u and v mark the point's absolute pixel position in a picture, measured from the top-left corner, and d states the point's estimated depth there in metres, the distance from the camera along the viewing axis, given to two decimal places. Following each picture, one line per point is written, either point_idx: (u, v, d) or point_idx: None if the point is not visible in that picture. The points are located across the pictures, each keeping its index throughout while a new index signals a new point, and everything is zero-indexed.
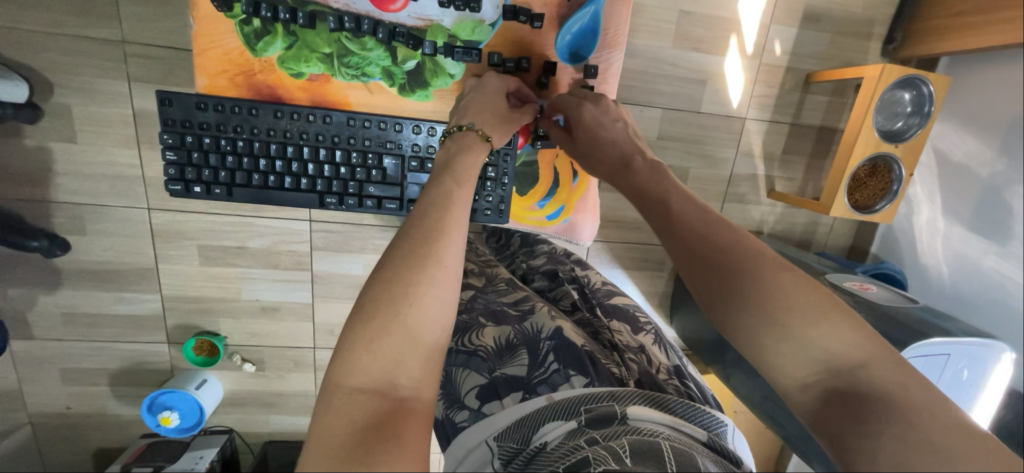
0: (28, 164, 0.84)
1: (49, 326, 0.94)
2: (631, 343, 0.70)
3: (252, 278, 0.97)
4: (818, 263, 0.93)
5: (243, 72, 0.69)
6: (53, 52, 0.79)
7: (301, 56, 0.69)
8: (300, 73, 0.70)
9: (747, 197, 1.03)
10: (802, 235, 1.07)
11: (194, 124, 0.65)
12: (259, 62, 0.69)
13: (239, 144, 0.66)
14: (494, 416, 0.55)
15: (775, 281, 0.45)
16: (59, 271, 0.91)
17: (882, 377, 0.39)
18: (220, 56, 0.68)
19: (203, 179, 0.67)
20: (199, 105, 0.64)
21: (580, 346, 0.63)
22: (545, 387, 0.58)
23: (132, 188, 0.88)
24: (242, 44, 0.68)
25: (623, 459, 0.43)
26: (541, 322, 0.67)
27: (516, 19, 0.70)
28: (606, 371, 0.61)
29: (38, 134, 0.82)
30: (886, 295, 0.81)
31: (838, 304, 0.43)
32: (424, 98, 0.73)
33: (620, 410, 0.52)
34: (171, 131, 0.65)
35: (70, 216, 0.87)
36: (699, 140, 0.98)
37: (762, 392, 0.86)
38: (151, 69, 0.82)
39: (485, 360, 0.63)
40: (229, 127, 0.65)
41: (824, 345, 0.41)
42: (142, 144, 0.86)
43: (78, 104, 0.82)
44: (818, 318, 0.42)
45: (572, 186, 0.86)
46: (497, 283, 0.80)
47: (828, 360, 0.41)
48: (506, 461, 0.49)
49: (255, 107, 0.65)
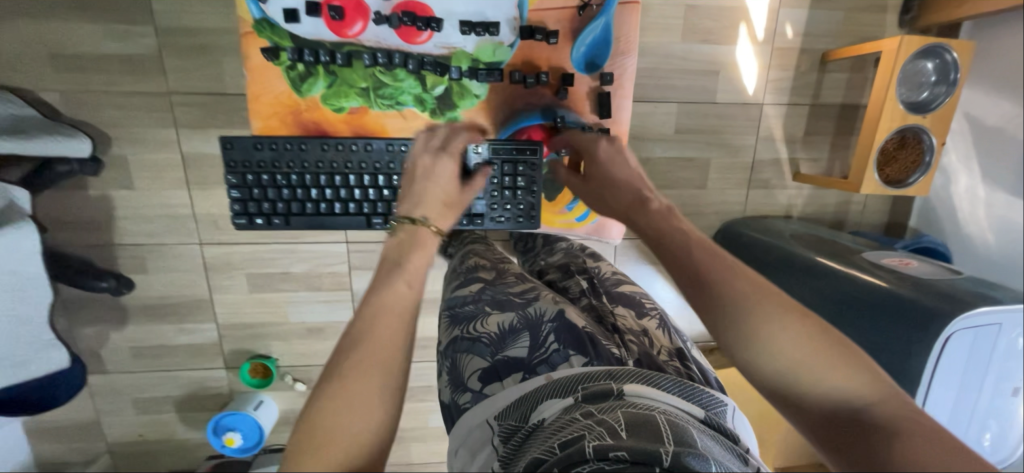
0: (93, 212, 0.92)
1: (120, 360, 1.01)
2: (634, 328, 0.70)
3: (297, 301, 1.02)
4: (852, 241, 0.91)
5: (291, 111, 0.74)
6: (108, 108, 0.87)
7: (340, 93, 0.74)
8: (341, 108, 0.75)
9: (772, 182, 1.02)
10: (835, 215, 1.05)
11: (252, 163, 0.70)
12: (305, 101, 0.74)
13: (293, 177, 0.71)
14: (495, 396, 0.57)
15: (777, 326, 0.45)
16: (125, 308, 0.99)
17: (902, 425, 0.39)
18: (271, 100, 0.73)
19: (264, 212, 0.72)
20: (255, 145, 0.69)
21: (581, 328, 0.64)
22: (545, 367, 0.59)
23: (185, 226, 0.95)
24: (289, 87, 0.73)
25: (619, 433, 0.45)
26: (544, 306, 0.68)
27: (533, 37, 0.73)
28: (606, 351, 0.61)
29: (101, 184, 0.90)
30: (929, 268, 0.79)
31: (820, 335, 0.44)
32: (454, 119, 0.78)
33: (617, 387, 0.53)
34: (233, 172, 0.70)
35: (132, 256, 0.95)
36: (718, 130, 0.98)
37: None
38: (194, 115, 0.89)
39: (488, 345, 0.63)
40: (283, 163, 0.70)
41: (843, 388, 0.42)
42: (191, 185, 0.92)
43: (133, 154, 0.89)
44: (829, 361, 0.43)
45: None
46: (507, 276, 0.77)
47: (845, 401, 0.42)
48: (505, 438, 0.52)
49: (304, 142, 0.70)
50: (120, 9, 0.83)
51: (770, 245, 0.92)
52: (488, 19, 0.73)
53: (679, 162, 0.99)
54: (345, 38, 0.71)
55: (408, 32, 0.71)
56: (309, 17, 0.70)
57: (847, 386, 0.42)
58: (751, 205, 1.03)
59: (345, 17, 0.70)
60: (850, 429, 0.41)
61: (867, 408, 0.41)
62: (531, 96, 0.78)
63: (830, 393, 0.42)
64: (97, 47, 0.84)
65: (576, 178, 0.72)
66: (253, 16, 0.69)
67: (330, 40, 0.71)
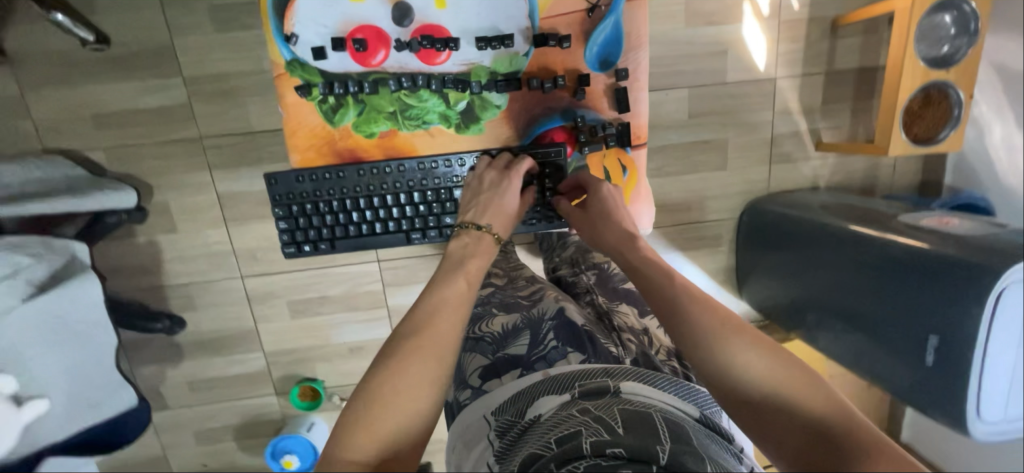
0: (143, 257, 0.98)
1: (179, 394, 1.07)
2: (636, 327, 0.74)
3: (337, 323, 1.06)
4: (885, 206, 0.89)
5: (326, 142, 0.77)
6: (148, 159, 0.92)
7: (370, 119, 0.77)
8: (372, 133, 0.78)
9: (794, 155, 1.01)
10: (864, 181, 1.03)
11: (296, 195, 0.74)
12: (338, 131, 0.77)
13: (334, 203, 0.74)
14: (493, 392, 0.58)
15: (741, 351, 0.51)
16: (180, 345, 1.04)
17: (854, 440, 0.45)
18: (307, 133, 0.77)
19: (311, 239, 0.76)
20: (297, 178, 0.73)
21: (581, 326, 0.66)
22: (542, 364, 0.60)
23: (226, 262, 1.00)
24: (322, 119, 0.76)
25: (615, 429, 0.46)
26: (547, 306, 0.71)
27: (546, 43, 0.75)
28: (603, 349, 0.65)
29: (148, 230, 0.96)
30: (971, 225, 0.76)
31: (777, 357, 0.50)
32: (479, 131, 0.80)
33: (613, 385, 0.54)
34: (279, 205, 0.74)
35: (181, 295, 1.01)
36: (732, 110, 0.97)
37: (858, 348, 0.83)
38: (225, 156, 0.93)
39: (491, 344, 0.65)
40: (324, 191, 0.74)
41: (801, 406, 0.47)
42: (229, 222, 0.97)
43: (173, 199, 0.95)
44: (786, 382, 0.49)
45: (624, 180, 0.84)
46: (517, 280, 0.80)
47: (805, 420, 0.47)
48: (500, 433, 0.52)
49: (341, 169, 0.73)
50: (150, 65, 0.88)
51: (800, 218, 0.90)
52: (502, 32, 0.75)
53: (697, 146, 0.99)
54: (370, 67, 0.74)
55: (428, 53, 0.74)
56: (335, 52, 0.73)
57: (813, 409, 0.47)
58: (775, 181, 1.02)
59: (368, 48, 0.73)
60: (819, 447, 0.45)
61: (834, 429, 0.46)
62: (550, 99, 0.80)
63: (800, 416, 0.47)
64: (133, 103, 0.90)
65: (574, 212, 0.76)
66: (284, 58, 0.73)
67: (356, 71, 0.74)
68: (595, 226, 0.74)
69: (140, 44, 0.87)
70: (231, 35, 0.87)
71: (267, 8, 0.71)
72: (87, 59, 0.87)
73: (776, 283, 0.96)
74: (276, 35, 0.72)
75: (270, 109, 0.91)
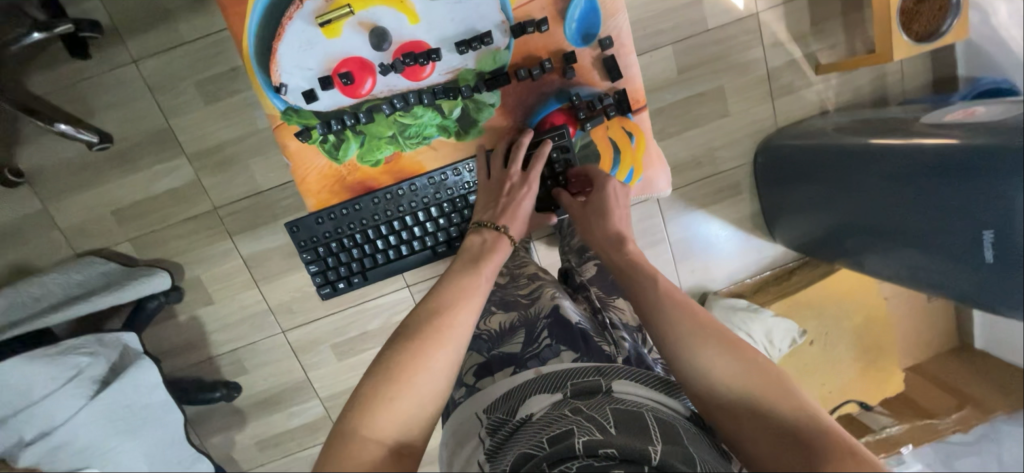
0: (188, 333, 1.01)
1: (251, 455, 1.10)
2: (630, 323, 0.75)
3: None
4: (901, 112, 0.86)
5: (337, 179, 0.78)
6: (172, 240, 0.96)
7: (373, 147, 0.78)
8: (378, 160, 0.79)
9: (794, 85, 0.98)
10: (874, 93, 0.99)
11: (319, 236, 0.75)
12: (346, 166, 0.78)
13: (357, 236, 0.76)
14: (485, 389, 0.58)
15: (715, 352, 0.50)
16: (240, 409, 1.07)
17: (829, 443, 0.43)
18: (317, 176, 0.78)
19: (343, 275, 0.77)
20: (317, 220, 0.75)
21: (575, 325, 0.65)
22: (535, 361, 0.60)
23: (266, 321, 1.02)
24: (327, 158, 0.77)
25: (608, 430, 0.46)
26: (543, 305, 0.69)
27: (524, 31, 0.74)
28: (597, 348, 0.62)
29: (187, 307, 0.99)
30: (998, 109, 0.73)
31: (750, 360, 0.49)
32: (479, 133, 0.80)
33: (605, 383, 0.53)
34: (305, 249, 0.76)
35: (232, 362, 1.04)
36: (721, 56, 0.95)
37: (908, 263, 0.80)
38: (242, 220, 0.96)
39: (487, 341, 0.65)
40: (344, 227, 0.75)
41: (775, 410, 0.46)
42: (260, 282, 0.99)
43: (203, 272, 0.98)
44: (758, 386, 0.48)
45: (632, 146, 0.82)
46: (520, 279, 0.79)
47: (781, 424, 0.45)
48: (491, 430, 0.52)
49: (356, 201, 0.75)
50: (154, 151, 0.91)
51: (817, 146, 0.88)
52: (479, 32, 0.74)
53: (694, 99, 0.97)
54: (361, 97, 0.75)
55: (413, 70, 0.74)
56: (325, 91, 0.74)
57: (789, 416, 0.46)
58: (781, 116, 1.00)
59: (355, 79, 0.74)
60: (792, 449, 0.44)
61: (809, 437, 0.44)
62: (541, 86, 0.80)
63: (773, 421, 0.45)
64: (147, 191, 0.93)
65: (575, 204, 0.76)
66: (279, 109, 0.74)
67: (349, 105, 0.75)
68: (589, 223, 0.73)
69: (141, 134, 0.90)
70: (222, 104, 0.90)
71: (252, 64, 0.72)
72: (96, 160, 0.90)
73: (807, 217, 0.94)
74: (265, 87, 0.73)
75: (273, 165, 0.93)
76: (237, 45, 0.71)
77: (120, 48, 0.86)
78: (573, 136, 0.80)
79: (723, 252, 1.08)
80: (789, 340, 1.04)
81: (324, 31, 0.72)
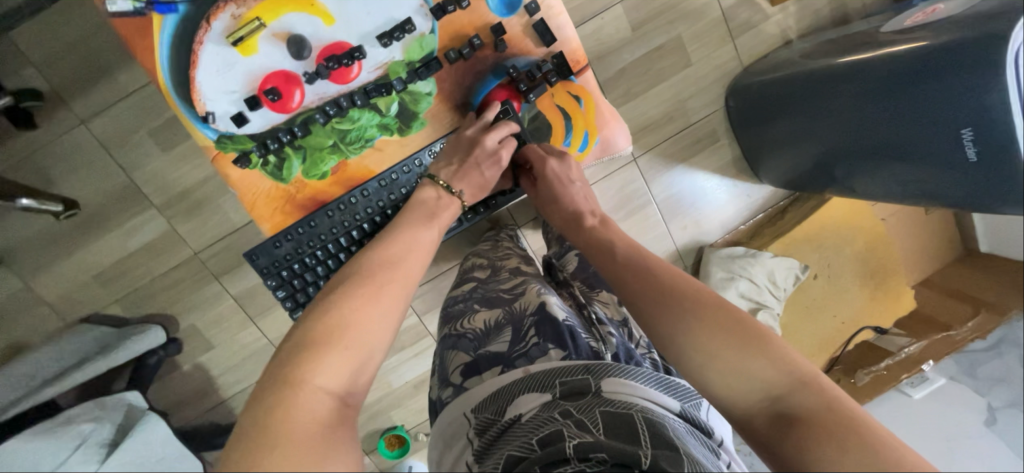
0: (195, 382, 1.01)
1: None
2: (614, 317, 0.70)
3: (392, 368, 1.07)
4: (864, 26, 0.84)
5: (286, 199, 0.76)
6: (160, 293, 0.95)
7: (316, 160, 0.76)
8: (324, 173, 0.77)
9: (753, 20, 0.96)
10: (835, 13, 0.96)
11: (281, 259, 0.76)
12: (293, 184, 0.76)
13: (318, 253, 0.77)
14: (473, 389, 0.57)
15: (685, 319, 0.46)
16: None
17: (811, 402, 0.40)
18: (265, 199, 0.76)
19: (312, 295, 0.78)
20: (275, 243, 0.76)
21: (562, 321, 0.62)
22: (523, 360, 0.58)
23: (270, 355, 1.02)
24: (271, 179, 0.75)
25: (597, 434, 0.45)
26: (528, 300, 0.67)
27: (446, 11, 0.72)
28: (585, 345, 0.60)
29: (189, 356, 0.99)
30: (959, 3, 0.70)
31: (723, 321, 0.45)
32: (422, 125, 0.78)
33: (594, 383, 0.51)
34: (268, 275, 0.77)
35: (244, 402, 1.04)
36: (673, 4, 0.93)
37: (897, 180, 0.78)
38: (225, 260, 0.95)
39: (472, 340, 0.64)
40: (305, 246, 0.76)
41: (755, 373, 0.42)
42: (255, 319, 0.99)
43: (197, 319, 0.97)
44: (735, 350, 0.43)
45: (581, 109, 0.81)
46: (501, 273, 0.78)
47: (762, 385, 0.42)
48: (480, 430, 0.52)
49: (312, 218, 0.76)
50: (121, 209, 0.90)
51: (785, 78, 0.86)
52: (399, 20, 0.72)
53: (654, 54, 0.95)
54: (292, 111, 0.73)
55: (339, 73, 0.72)
56: (253, 111, 0.72)
57: (768, 376, 0.42)
58: (745, 54, 0.97)
59: (283, 94, 0.72)
60: (771, 411, 0.41)
61: (790, 396, 0.41)
62: (476, 64, 0.77)
63: (751, 383, 0.42)
64: (125, 249, 0.92)
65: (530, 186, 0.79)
66: (210, 138, 0.72)
67: (281, 121, 0.73)
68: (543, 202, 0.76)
69: (106, 193, 0.89)
70: (179, 148, 0.88)
71: (172, 97, 0.70)
72: (67, 228, 0.89)
73: (789, 152, 0.92)
74: (192, 118, 0.71)
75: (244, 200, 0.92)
76: (154, 79, 0.69)
77: (65, 112, 0.85)
78: (519, 110, 0.79)
79: (711, 203, 1.06)
80: (793, 278, 1.03)
81: (239, 49, 0.69)
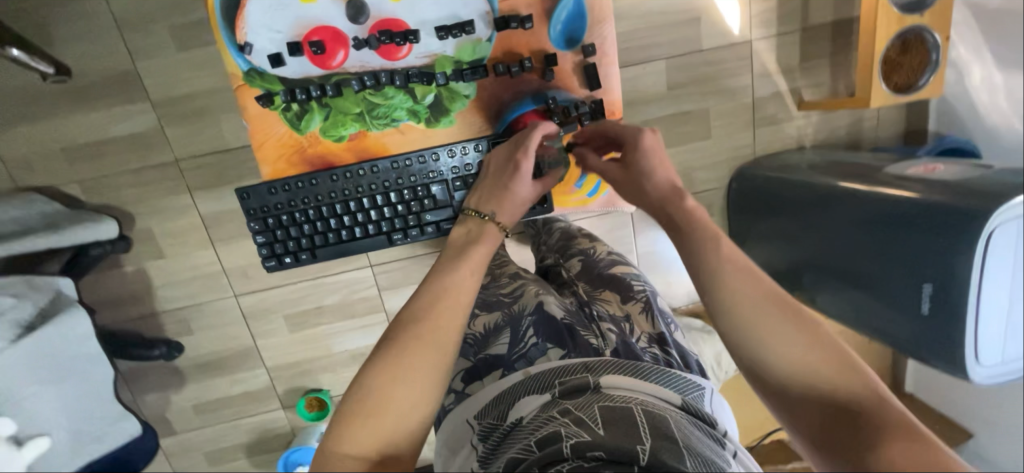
0: (133, 286, 0.97)
1: (185, 417, 1.09)
2: (617, 314, 0.71)
3: (336, 332, 1.05)
4: (870, 158, 0.89)
5: (295, 151, 0.76)
6: (125, 187, 0.91)
7: (337, 122, 0.76)
8: (341, 136, 0.77)
9: (777, 117, 1.00)
10: (850, 136, 1.02)
11: (270, 207, 0.73)
12: (306, 137, 0.76)
13: (310, 211, 0.74)
14: (474, 395, 0.58)
15: (776, 323, 0.48)
16: (181, 369, 1.04)
17: (889, 415, 0.43)
18: (275, 144, 0.76)
19: (292, 250, 0.75)
20: (270, 190, 0.72)
21: (559, 319, 0.65)
22: (522, 362, 0.61)
23: (218, 283, 0.98)
24: (288, 127, 0.75)
25: (597, 431, 0.46)
26: (527, 301, 0.69)
27: (508, 26, 0.74)
28: (584, 342, 0.63)
29: (135, 258, 0.95)
30: (956, 168, 0.76)
31: (812, 332, 0.48)
32: (450, 123, 0.79)
33: (593, 380, 0.53)
34: (254, 218, 0.73)
35: (176, 321, 1.00)
36: (712, 78, 0.96)
37: (855, 305, 0.83)
38: (204, 176, 0.91)
39: (472, 345, 0.65)
40: (298, 201, 0.73)
41: (833, 382, 0.45)
42: (216, 243, 0.96)
43: (156, 224, 0.93)
44: (819, 359, 0.46)
45: None
46: (501, 278, 0.78)
47: (838, 394, 0.45)
48: (484, 436, 0.53)
49: (314, 177, 0.73)
50: (114, 92, 0.86)
51: (789, 180, 0.90)
52: (461, 20, 0.73)
53: (680, 118, 0.98)
54: (331, 69, 0.73)
55: (387, 49, 0.73)
56: (293, 57, 0.72)
57: (848, 389, 0.45)
58: (760, 145, 1.02)
59: (326, 49, 0.72)
60: (842, 421, 0.44)
61: (867, 410, 0.44)
62: (519, 84, 0.78)
63: (827, 393, 0.45)
64: (103, 132, 0.88)
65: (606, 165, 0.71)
66: (240, 68, 0.72)
67: (317, 75, 0.73)
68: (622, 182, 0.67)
69: (102, 70, 0.85)
70: (194, 53, 0.85)
71: (217, 19, 0.70)
72: (49, 92, 0.84)
73: (771, 248, 0.96)
74: (229, 45, 0.71)
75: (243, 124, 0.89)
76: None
77: None
78: None
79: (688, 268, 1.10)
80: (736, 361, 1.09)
81: None
